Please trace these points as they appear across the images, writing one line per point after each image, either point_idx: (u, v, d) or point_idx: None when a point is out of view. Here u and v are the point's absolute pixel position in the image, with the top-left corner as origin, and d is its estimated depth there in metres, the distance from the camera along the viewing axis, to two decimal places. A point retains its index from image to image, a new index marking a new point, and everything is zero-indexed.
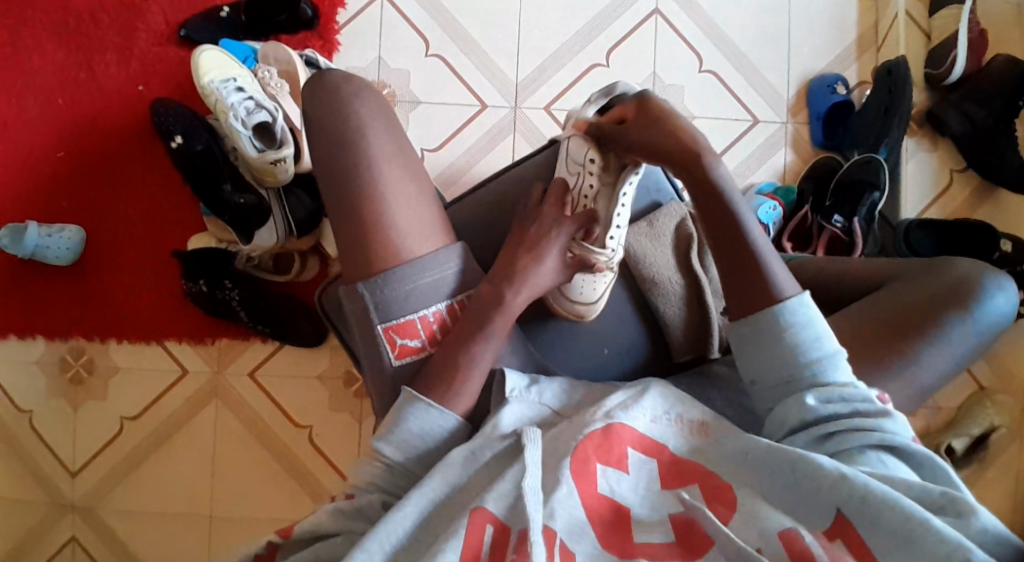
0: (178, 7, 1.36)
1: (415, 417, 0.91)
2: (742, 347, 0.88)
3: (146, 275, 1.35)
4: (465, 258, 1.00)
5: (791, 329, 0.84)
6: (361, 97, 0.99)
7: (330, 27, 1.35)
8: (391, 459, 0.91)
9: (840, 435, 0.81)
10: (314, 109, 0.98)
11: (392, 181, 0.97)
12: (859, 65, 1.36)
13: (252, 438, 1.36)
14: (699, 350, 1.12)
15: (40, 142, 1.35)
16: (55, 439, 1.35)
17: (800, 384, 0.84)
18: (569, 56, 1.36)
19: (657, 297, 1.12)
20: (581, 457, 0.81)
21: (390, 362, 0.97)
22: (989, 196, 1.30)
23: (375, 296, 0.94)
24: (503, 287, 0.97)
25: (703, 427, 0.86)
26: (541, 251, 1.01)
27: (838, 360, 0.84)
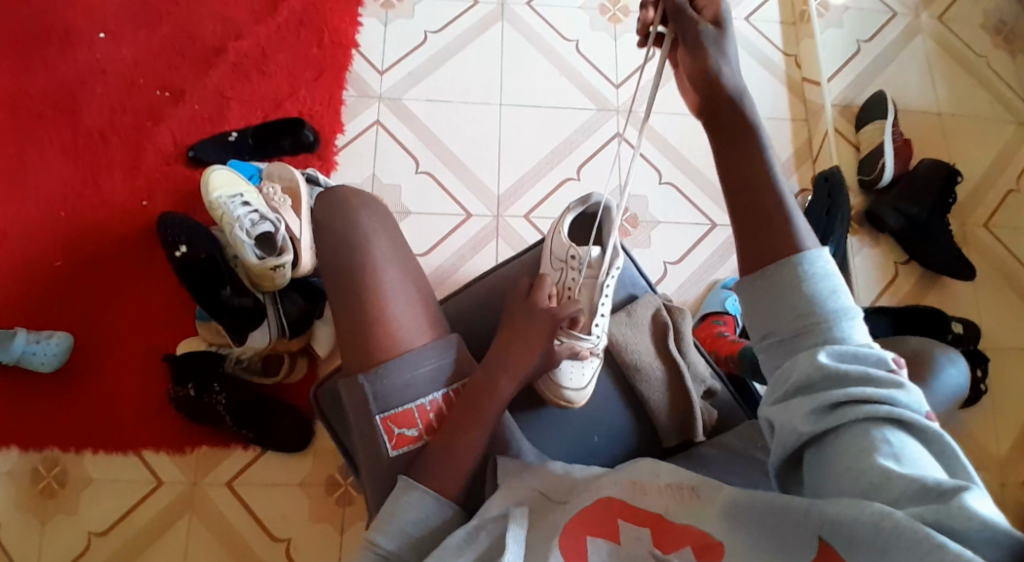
0: (184, 129, 1.45)
1: (412, 505, 0.93)
2: (753, 303, 0.83)
3: (132, 383, 1.35)
4: (461, 348, 1.05)
5: (809, 279, 0.80)
6: (365, 205, 1.08)
7: (329, 149, 1.45)
8: (385, 548, 0.91)
9: (847, 403, 0.76)
10: (322, 219, 1.06)
11: (391, 279, 1.04)
12: (800, 174, 1.50)
13: (229, 551, 1.31)
14: (686, 433, 1.15)
15: (37, 253, 1.38)
16: (16, 555, 1.27)
17: (812, 338, 0.79)
18: (545, 171, 1.46)
19: (641, 383, 1.17)
20: (571, 533, 0.83)
21: (388, 452, 1.00)
22: (934, 285, 1.43)
23: (375, 387, 0.99)
24: (495, 375, 1.00)
25: (693, 489, 0.85)
26: (531, 338, 1.02)
27: (854, 316, 0.80)
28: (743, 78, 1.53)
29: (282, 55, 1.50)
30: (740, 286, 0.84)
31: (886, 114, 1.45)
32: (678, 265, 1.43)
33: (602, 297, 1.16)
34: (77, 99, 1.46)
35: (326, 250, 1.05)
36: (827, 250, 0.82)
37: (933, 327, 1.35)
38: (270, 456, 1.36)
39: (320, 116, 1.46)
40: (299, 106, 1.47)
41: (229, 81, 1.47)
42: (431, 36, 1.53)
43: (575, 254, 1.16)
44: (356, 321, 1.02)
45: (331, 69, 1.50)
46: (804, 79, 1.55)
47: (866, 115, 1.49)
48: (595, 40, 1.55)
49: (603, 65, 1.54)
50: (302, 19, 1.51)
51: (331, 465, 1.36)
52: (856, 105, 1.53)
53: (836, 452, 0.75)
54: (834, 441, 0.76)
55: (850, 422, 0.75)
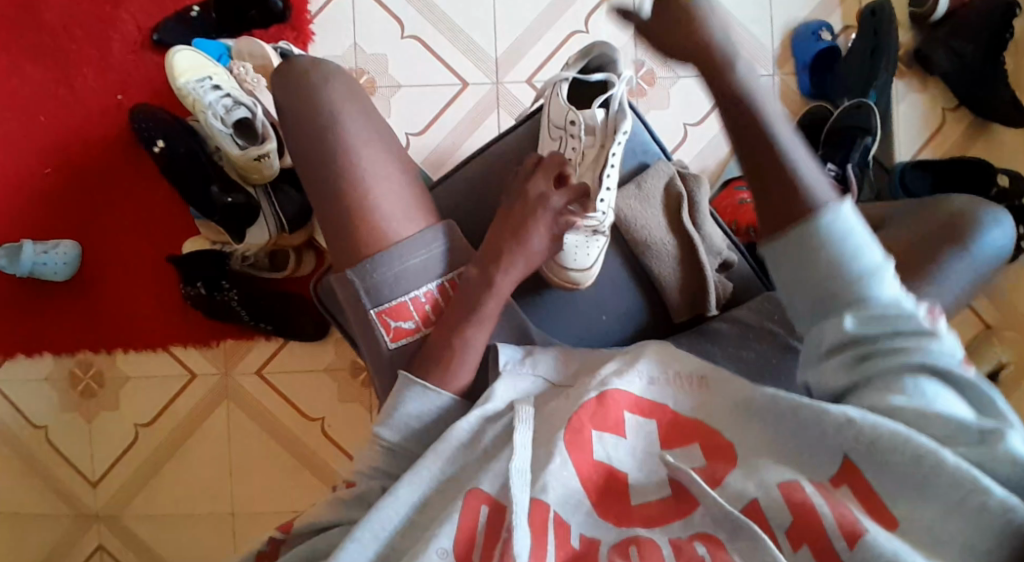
0: (150, 11, 1.31)
1: (413, 400, 0.89)
2: (776, 261, 0.78)
3: (145, 287, 1.35)
4: (452, 235, 0.96)
5: (831, 240, 0.75)
6: (329, 76, 0.95)
7: (303, 16, 1.32)
8: (391, 442, 0.89)
9: (876, 359, 0.76)
10: (284, 101, 0.94)
11: (370, 158, 0.94)
12: (843, 9, 1.31)
13: (268, 434, 1.38)
14: (699, 310, 1.11)
15: (24, 162, 1.31)
16: (73, 451, 1.36)
17: (839, 300, 0.76)
18: (546, 27, 1.32)
19: (652, 261, 1.11)
20: (576, 427, 0.81)
21: (385, 346, 0.95)
22: (983, 131, 1.29)
23: (365, 281, 0.92)
24: (490, 268, 0.93)
25: (699, 380, 0.85)
26: (525, 227, 0.94)
27: (883, 269, 0.75)
28: None
29: None
30: (762, 246, 0.78)
31: None
32: (698, 127, 1.33)
33: (609, 168, 1.07)
34: None
35: (296, 145, 0.95)
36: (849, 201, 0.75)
37: (978, 181, 1.24)
38: (294, 344, 1.38)
39: None
40: None
41: None
42: None
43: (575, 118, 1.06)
44: (337, 218, 0.93)
45: None
46: None
47: None
48: None
49: None
50: None
51: (351, 353, 1.38)
52: None
53: (865, 401, 0.77)
54: (864, 392, 0.77)
55: (879, 374, 0.76)
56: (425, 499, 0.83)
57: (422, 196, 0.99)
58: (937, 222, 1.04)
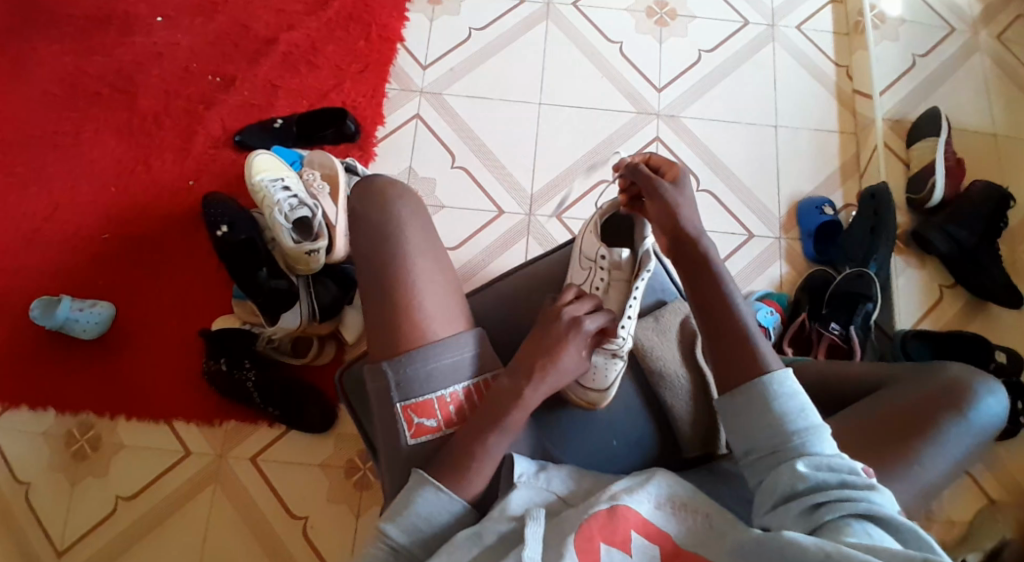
0: (234, 114, 1.49)
1: (424, 502, 0.92)
2: (734, 421, 0.90)
3: (165, 355, 1.39)
4: (483, 344, 1.01)
5: (779, 399, 0.88)
6: (400, 195, 1.05)
7: (370, 140, 1.47)
8: (395, 541, 0.91)
9: (828, 504, 0.82)
10: (355, 205, 1.04)
11: (423, 268, 1.01)
12: (845, 189, 1.46)
13: (248, 527, 1.33)
14: (709, 445, 1.11)
15: (88, 225, 1.43)
16: (48, 513, 1.32)
17: (787, 452, 0.86)
18: (580, 172, 1.46)
19: (665, 391, 1.13)
20: (586, 535, 0.85)
21: (405, 441, 0.97)
22: (979, 310, 1.38)
23: (398, 374, 0.96)
24: (521, 381, 0.97)
25: (707, 517, 0.89)
26: (558, 350, 0.99)
27: (824, 432, 0.87)
28: (787, 87, 1.52)
29: (331, 48, 1.53)
30: (720, 402, 0.92)
31: (939, 132, 1.41)
32: None
33: (630, 301, 1.08)
34: (131, 79, 1.50)
35: (357, 234, 1.03)
36: (793, 372, 0.90)
37: (974, 355, 1.30)
38: (294, 435, 1.38)
39: (363, 108, 1.49)
40: (344, 97, 1.50)
41: (277, 70, 1.51)
42: (475, 34, 1.55)
43: (605, 254, 1.09)
44: (381, 302, 0.99)
45: (377, 62, 1.52)
46: (855, 91, 1.51)
47: (918, 131, 1.44)
48: (640, 44, 1.54)
49: (646, 69, 1.53)
50: (351, 13, 1.54)
51: (351, 449, 1.38)
52: (909, 120, 1.48)
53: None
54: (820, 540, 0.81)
55: (835, 518, 0.81)
56: None
57: (463, 308, 1.04)
58: (926, 387, 1.02)
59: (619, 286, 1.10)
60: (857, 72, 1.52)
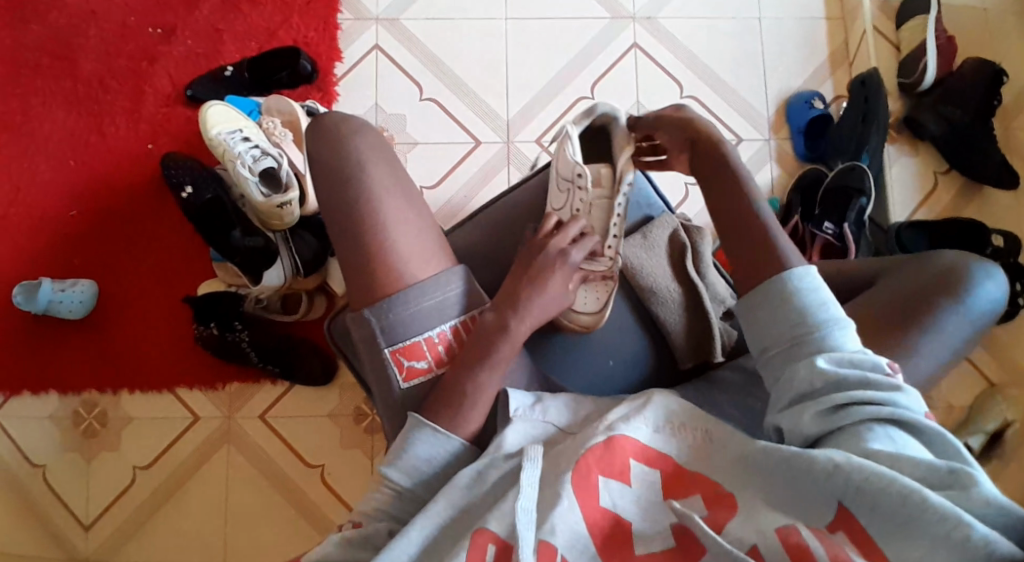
0: (184, 67, 1.41)
1: (423, 442, 0.89)
2: (749, 319, 0.84)
3: (157, 326, 1.37)
4: (467, 279, 0.98)
5: (798, 294, 0.82)
6: (359, 132, 0.99)
7: (329, 79, 1.39)
8: (399, 484, 0.88)
9: (849, 405, 0.77)
10: (313, 147, 0.97)
11: (393, 208, 0.96)
12: (834, 80, 1.39)
13: (267, 482, 1.35)
14: (705, 354, 1.07)
15: (53, 203, 1.38)
16: (69, 492, 1.34)
17: (808, 347, 0.80)
18: (557, 91, 1.39)
19: (656, 306, 1.09)
20: (582, 471, 0.81)
21: (398, 386, 0.94)
22: (975, 195, 1.35)
23: (381, 320, 0.92)
24: (507, 313, 0.93)
25: (705, 433, 0.85)
26: (542, 277, 0.96)
27: (846, 325, 0.81)
28: None
29: None
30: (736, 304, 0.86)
31: (929, 8, 1.33)
32: (699, 186, 1.38)
33: (613, 219, 1.06)
34: (69, 41, 1.41)
35: (320, 181, 0.97)
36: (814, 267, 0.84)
37: (973, 240, 1.28)
38: (300, 390, 1.38)
39: (317, 44, 1.40)
40: (294, 34, 1.41)
41: (220, 13, 1.42)
42: None
43: (581, 173, 1.05)
44: (353, 252, 0.95)
45: None
46: None
47: (906, 10, 1.36)
48: None
49: None
50: None
51: (358, 397, 1.38)
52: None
53: (840, 452, 0.77)
54: (838, 443, 0.77)
55: (855, 424, 0.77)
56: (434, 545, 0.83)
57: (441, 245, 1.00)
58: (920, 277, 1.00)
59: (602, 204, 1.08)
60: None
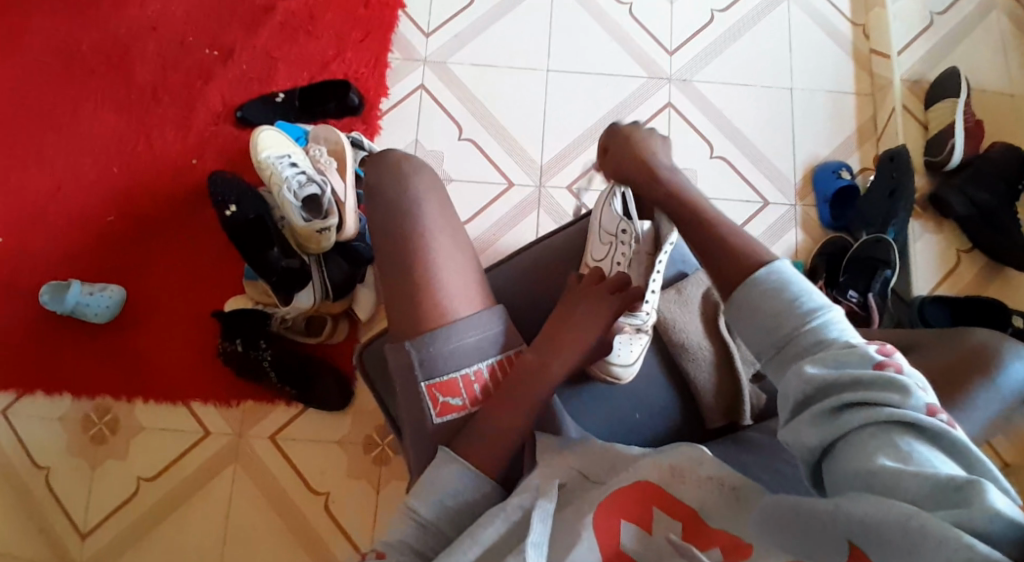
0: (236, 89, 1.46)
1: (448, 477, 0.90)
2: (740, 326, 0.85)
3: (179, 337, 1.38)
4: (506, 321, 1.01)
5: (782, 291, 0.82)
6: (416, 172, 1.05)
7: (373, 113, 1.44)
8: (423, 516, 0.88)
9: (844, 412, 0.75)
10: (372, 182, 1.04)
11: (443, 247, 1.01)
12: (861, 153, 1.43)
13: (271, 505, 1.33)
14: (732, 416, 1.08)
15: (92, 207, 1.41)
16: (70, 497, 1.33)
17: (798, 348, 0.80)
18: (592, 141, 1.43)
19: (688, 364, 1.09)
20: (605, 514, 0.81)
21: (431, 420, 0.97)
22: (996, 275, 1.37)
23: (421, 353, 0.96)
24: (547, 357, 0.96)
25: (729, 484, 0.82)
26: (580, 325, 0.97)
27: (835, 318, 0.80)
28: (799, 45, 1.48)
29: (330, 17, 1.49)
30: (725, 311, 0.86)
31: (959, 93, 1.37)
32: None
33: (654, 274, 1.06)
34: (128, 54, 1.47)
35: (375, 213, 1.03)
36: (792, 262, 0.84)
37: (994, 319, 1.26)
38: (312, 413, 1.38)
39: (365, 79, 1.45)
40: (345, 68, 1.46)
41: (275, 41, 1.47)
42: None
43: (626, 227, 1.06)
44: (400, 286, 0.99)
45: (378, 30, 1.48)
46: (871, 51, 1.47)
47: (936, 91, 1.41)
48: (649, 5, 1.50)
49: (657, 31, 1.49)
50: None
51: (370, 424, 1.37)
52: (927, 80, 1.45)
53: (840, 463, 0.74)
54: (838, 452, 0.75)
55: (854, 429, 0.74)
56: None
57: (483, 286, 1.04)
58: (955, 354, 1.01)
59: (642, 259, 1.09)
60: (874, 30, 1.48)
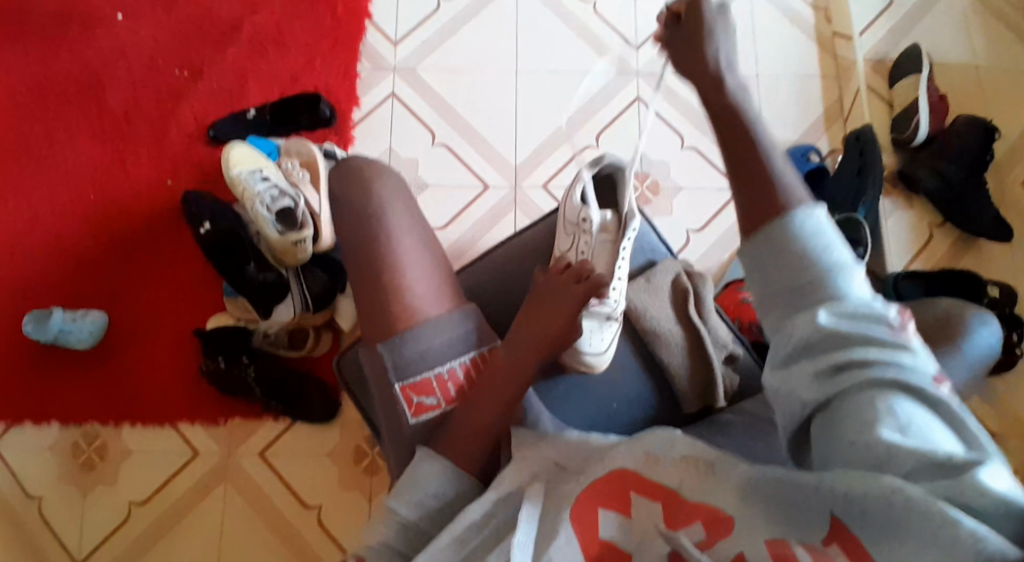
0: (207, 107, 1.46)
1: (431, 478, 0.90)
2: (751, 264, 0.79)
3: (164, 358, 1.38)
4: (478, 319, 1.02)
5: (803, 237, 0.76)
6: (383, 176, 1.05)
7: (346, 124, 1.45)
8: (406, 518, 0.88)
9: (850, 369, 0.73)
10: (339, 188, 1.03)
11: (411, 249, 1.01)
12: (830, 134, 1.45)
13: (264, 523, 1.33)
14: (707, 399, 1.09)
15: (70, 234, 1.41)
16: (62, 525, 1.32)
17: (810, 298, 0.75)
18: (565, 139, 1.44)
19: (660, 350, 1.10)
20: (585, 505, 0.81)
21: (407, 421, 0.97)
22: (970, 247, 1.38)
23: (394, 356, 0.97)
24: (523, 354, 0.95)
25: (707, 462, 0.82)
26: (556, 315, 0.97)
27: (852, 272, 0.76)
28: (765, 31, 1.49)
29: (298, 31, 1.49)
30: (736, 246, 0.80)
31: (922, 69, 1.39)
32: (701, 233, 1.41)
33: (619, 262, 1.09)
34: (97, 80, 1.47)
35: (343, 220, 1.03)
36: (822, 206, 0.77)
37: (970, 290, 1.29)
38: (300, 426, 1.38)
39: (336, 91, 1.46)
40: (315, 80, 1.47)
41: (244, 58, 1.48)
42: (445, 3, 1.51)
43: (587, 218, 1.09)
44: (370, 290, 0.99)
45: (346, 41, 1.49)
46: (835, 33, 1.49)
47: (900, 70, 1.43)
48: (615, 3, 1.51)
49: (624, 28, 1.50)
50: None
51: (358, 435, 1.38)
52: (890, 59, 1.47)
53: (838, 420, 0.73)
54: (838, 409, 0.73)
55: (855, 388, 0.72)
56: None
57: (454, 287, 1.04)
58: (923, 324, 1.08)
59: (605, 248, 1.12)
60: (836, 14, 1.50)
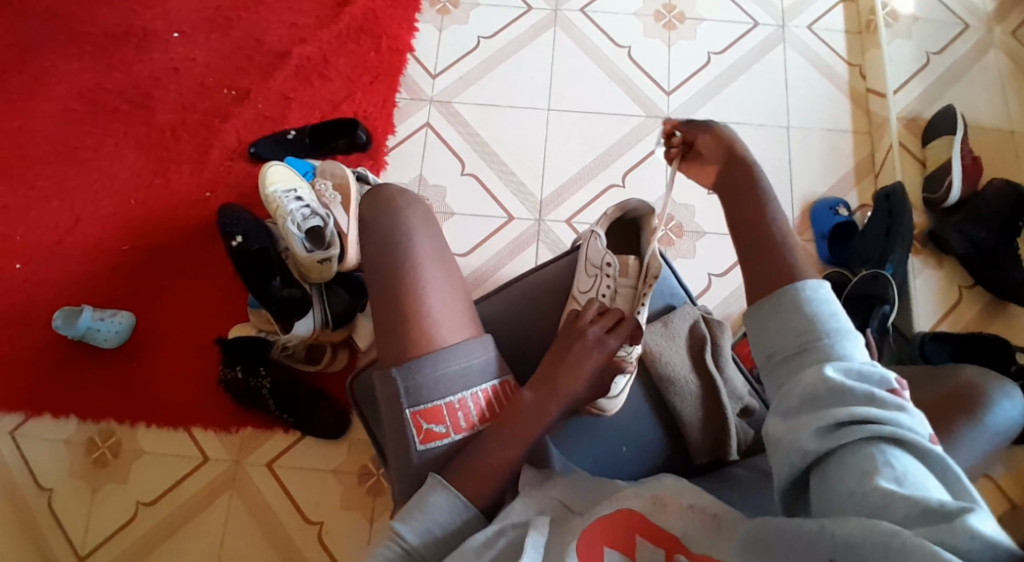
0: (251, 127, 1.52)
1: (441, 507, 0.89)
2: (761, 329, 0.85)
3: (184, 363, 1.41)
4: (492, 349, 0.99)
5: (809, 304, 0.82)
6: (409, 204, 1.04)
7: (381, 149, 1.49)
8: (410, 543, 0.86)
9: (851, 422, 0.73)
10: (368, 213, 1.03)
11: (432, 276, 0.99)
12: (858, 190, 1.45)
13: (264, 535, 1.33)
14: (718, 451, 1.05)
15: (109, 238, 1.47)
16: (69, 519, 1.34)
17: (815, 357, 0.79)
18: (590, 176, 1.46)
19: (673, 397, 1.07)
20: (589, 541, 0.81)
21: (415, 449, 0.94)
22: (999, 312, 1.35)
23: (407, 380, 0.94)
24: (544, 399, 0.93)
25: (715, 516, 0.83)
26: (579, 365, 0.95)
27: (855, 339, 0.80)
28: (796, 83, 1.51)
29: (341, 60, 1.55)
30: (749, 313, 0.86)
31: (955, 129, 1.38)
32: (723, 278, 1.44)
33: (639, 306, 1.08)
34: (150, 95, 1.55)
35: (365, 238, 1.02)
36: (827, 283, 0.84)
37: (995, 356, 1.25)
38: (311, 443, 1.39)
39: (374, 118, 1.51)
40: (355, 107, 1.52)
41: (290, 83, 1.54)
42: (483, 42, 1.56)
43: (611, 260, 1.08)
44: (388, 313, 0.97)
45: (386, 73, 1.54)
46: (868, 90, 1.51)
47: (933, 130, 1.42)
48: (648, 48, 1.55)
49: (654, 72, 1.53)
50: (362, 26, 1.57)
51: (366, 455, 1.38)
52: (923, 119, 1.46)
53: (838, 471, 0.72)
54: (837, 459, 0.73)
55: (856, 442, 0.72)
56: None
57: (472, 316, 1.01)
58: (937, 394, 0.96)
59: (626, 291, 1.09)
60: (870, 70, 1.51)
